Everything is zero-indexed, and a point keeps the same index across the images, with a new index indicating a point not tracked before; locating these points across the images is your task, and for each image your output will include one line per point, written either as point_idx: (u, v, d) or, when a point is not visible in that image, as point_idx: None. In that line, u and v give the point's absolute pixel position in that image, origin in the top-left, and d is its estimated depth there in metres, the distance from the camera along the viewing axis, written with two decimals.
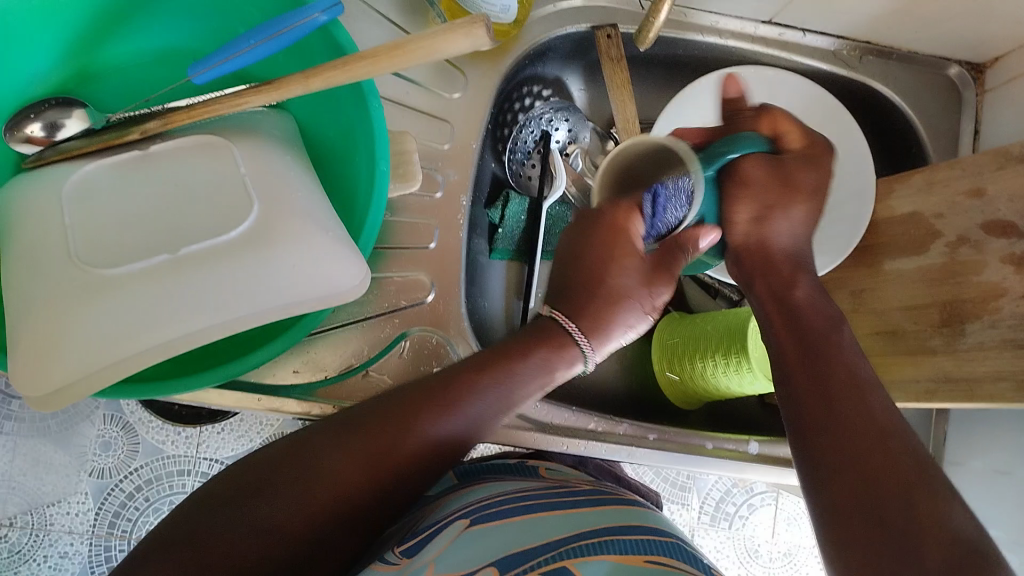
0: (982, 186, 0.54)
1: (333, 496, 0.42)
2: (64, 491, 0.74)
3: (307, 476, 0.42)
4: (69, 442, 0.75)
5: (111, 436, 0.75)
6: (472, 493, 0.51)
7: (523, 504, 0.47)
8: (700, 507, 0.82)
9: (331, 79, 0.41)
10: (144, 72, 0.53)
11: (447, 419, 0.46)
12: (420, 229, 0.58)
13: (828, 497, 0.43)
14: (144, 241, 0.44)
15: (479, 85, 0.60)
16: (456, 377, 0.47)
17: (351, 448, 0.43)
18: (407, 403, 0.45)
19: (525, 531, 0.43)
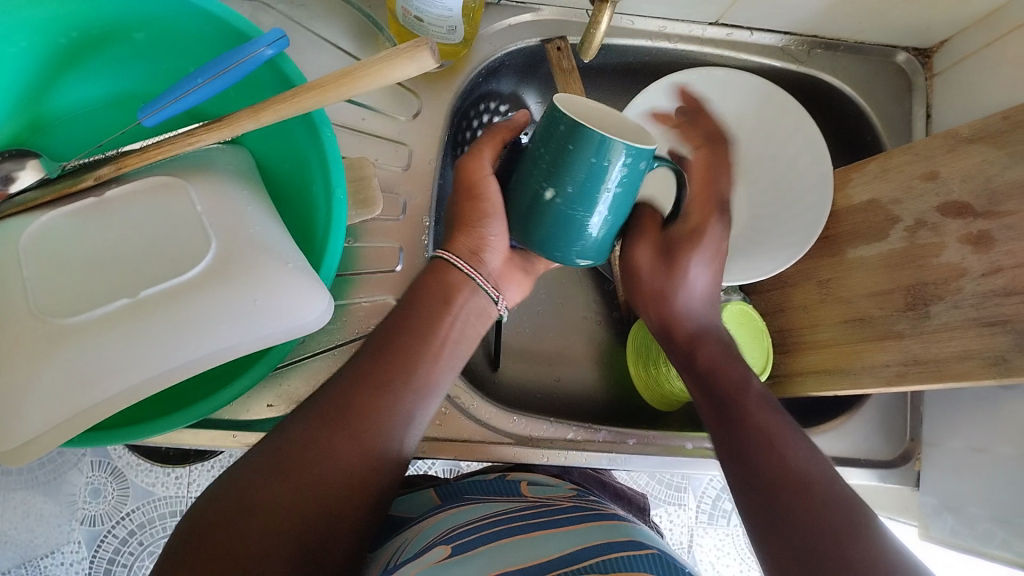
0: (935, 168, 0.54)
1: (294, 511, 0.40)
2: (56, 541, 0.74)
3: (257, 512, 0.39)
4: (59, 491, 0.74)
5: (99, 483, 0.75)
6: (456, 516, 0.50)
7: (515, 524, 0.47)
8: (698, 506, 0.83)
9: (280, 112, 0.42)
10: (97, 117, 0.53)
11: (353, 438, 0.43)
12: (385, 253, 0.58)
13: (765, 525, 0.42)
14: (102, 287, 0.44)
15: (433, 106, 0.60)
16: (371, 380, 0.45)
17: (288, 474, 0.40)
18: (320, 420, 0.43)
19: (510, 552, 0.42)
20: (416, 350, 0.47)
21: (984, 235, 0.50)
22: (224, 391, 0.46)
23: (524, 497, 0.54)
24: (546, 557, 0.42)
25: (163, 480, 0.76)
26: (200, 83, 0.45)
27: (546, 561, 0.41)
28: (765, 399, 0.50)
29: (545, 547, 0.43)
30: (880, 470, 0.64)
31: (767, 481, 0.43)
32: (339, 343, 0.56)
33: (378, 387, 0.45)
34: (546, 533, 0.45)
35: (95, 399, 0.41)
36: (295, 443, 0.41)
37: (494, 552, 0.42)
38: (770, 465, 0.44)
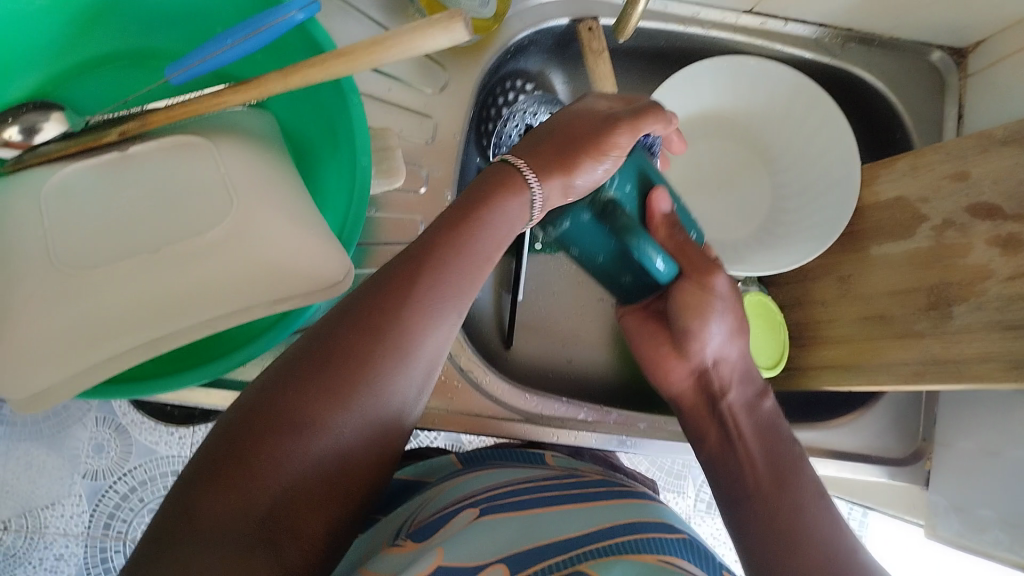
0: (966, 169, 0.54)
1: (322, 443, 0.37)
2: (58, 493, 0.74)
3: (287, 437, 0.36)
4: (62, 445, 0.74)
5: (103, 438, 0.74)
6: (476, 482, 0.50)
7: (545, 496, 0.46)
8: (698, 494, 0.82)
9: (309, 78, 0.41)
10: (123, 74, 0.53)
11: (384, 355, 0.39)
12: (404, 224, 0.58)
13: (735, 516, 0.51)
14: (123, 243, 0.44)
15: (460, 80, 0.60)
16: (399, 297, 0.40)
17: (312, 386, 0.37)
18: (344, 339, 0.39)
19: (534, 526, 0.42)
20: (446, 267, 0.42)
21: (1012, 238, 0.50)
22: (240, 351, 0.46)
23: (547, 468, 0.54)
24: (570, 533, 0.41)
25: (166, 440, 0.75)
26: (229, 44, 0.45)
27: (571, 537, 0.41)
28: (772, 422, 0.55)
29: (574, 523, 0.42)
30: (888, 468, 0.64)
31: (735, 488, 0.52)
32: None
33: (412, 297, 0.40)
34: (573, 509, 0.45)
35: (110, 352, 0.42)
36: (305, 368, 0.38)
37: (523, 526, 0.42)
38: (749, 481, 0.51)
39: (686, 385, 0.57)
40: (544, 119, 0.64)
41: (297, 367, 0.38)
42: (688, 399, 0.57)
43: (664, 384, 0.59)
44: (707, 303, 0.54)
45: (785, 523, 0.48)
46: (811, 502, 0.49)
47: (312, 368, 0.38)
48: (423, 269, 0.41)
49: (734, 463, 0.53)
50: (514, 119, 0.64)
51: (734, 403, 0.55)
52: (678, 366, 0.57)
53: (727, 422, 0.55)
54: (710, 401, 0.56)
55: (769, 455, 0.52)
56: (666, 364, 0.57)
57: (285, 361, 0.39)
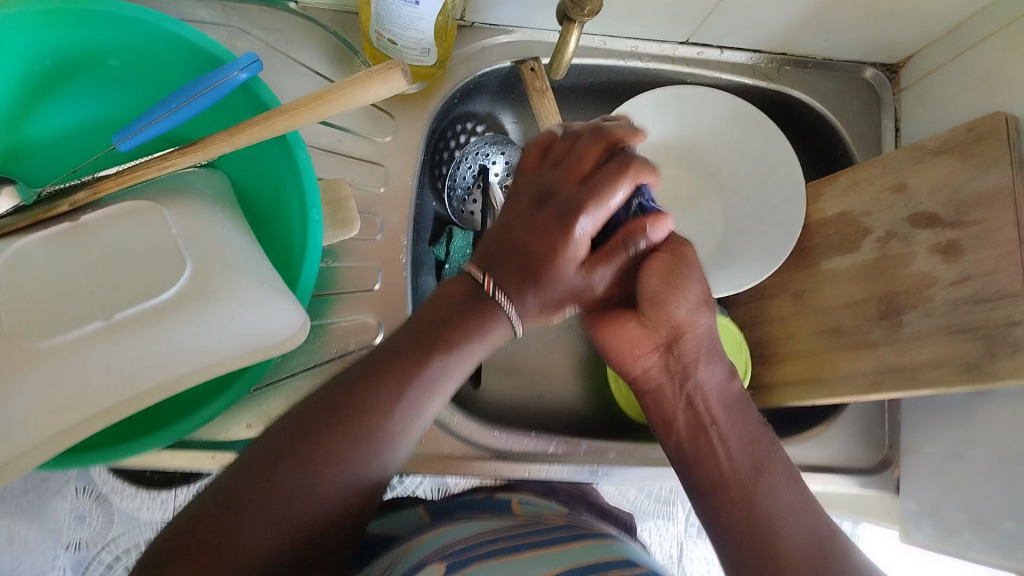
0: (903, 180, 0.56)
1: (294, 509, 0.40)
2: (42, 567, 0.73)
3: (276, 499, 0.40)
4: (43, 517, 0.73)
5: (84, 509, 0.74)
6: (445, 536, 0.50)
7: (514, 546, 0.46)
8: (687, 520, 0.82)
9: (255, 135, 0.43)
10: (73, 144, 0.53)
11: (377, 419, 0.42)
12: (363, 271, 0.58)
13: (720, 533, 0.48)
14: (78, 311, 0.44)
15: (410, 127, 0.61)
16: (399, 362, 0.44)
17: (308, 457, 0.41)
18: (340, 407, 0.42)
19: (502, 572, 0.42)
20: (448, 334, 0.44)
21: (953, 244, 0.51)
22: (201, 412, 0.46)
23: (514, 516, 0.54)
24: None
25: (148, 505, 0.74)
26: (175, 106, 0.46)
27: None
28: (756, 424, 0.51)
29: (537, 568, 0.43)
30: (860, 478, 0.64)
31: (712, 471, 0.50)
32: (319, 361, 0.56)
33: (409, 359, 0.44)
34: (538, 553, 0.45)
35: (70, 421, 0.42)
36: (294, 442, 0.41)
37: (486, 573, 0.42)
38: (720, 471, 0.49)
39: (655, 363, 0.52)
40: (497, 160, 0.67)
41: (294, 435, 0.41)
42: (665, 388, 0.52)
43: (631, 364, 0.53)
44: (679, 265, 0.49)
45: (770, 545, 0.46)
46: (793, 490, 0.48)
47: (299, 442, 0.41)
48: (396, 369, 0.43)
49: (708, 449, 0.50)
50: (467, 161, 0.67)
51: (703, 384, 0.51)
52: (645, 342, 0.52)
53: (694, 400, 0.51)
54: (677, 372, 0.52)
55: (750, 450, 0.50)
56: (632, 342, 0.52)
57: (275, 432, 0.42)
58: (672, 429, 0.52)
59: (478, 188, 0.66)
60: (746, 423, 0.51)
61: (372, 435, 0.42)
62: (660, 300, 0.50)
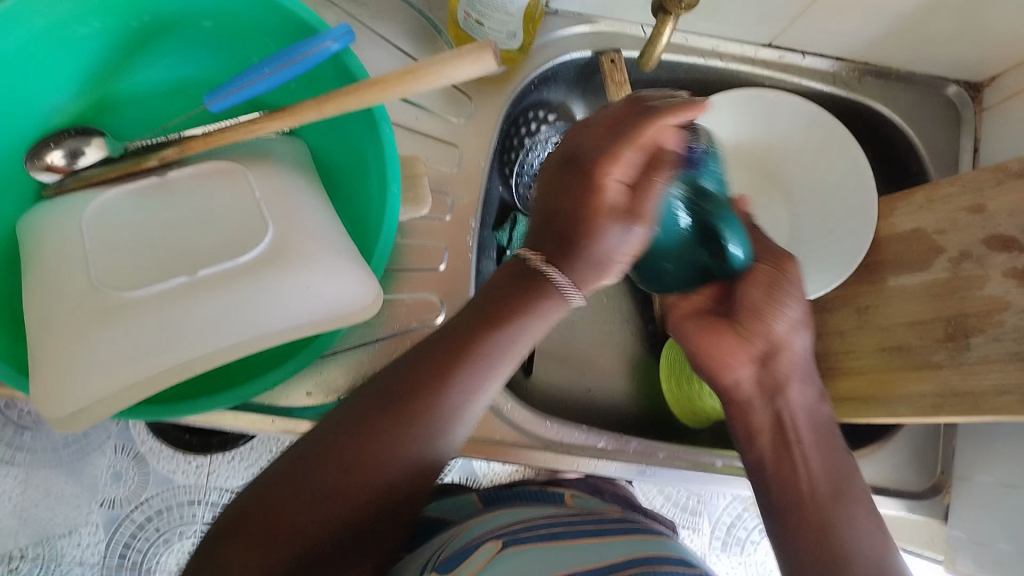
0: (982, 202, 0.55)
1: (336, 507, 0.41)
2: (75, 522, 0.75)
3: (327, 487, 0.41)
4: (81, 472, 0.75)
5: (121, 467, 0.76)
6: (498, 517, 0.51)
7: (567, 530, 0.47)
8: (712, 531, 0.82)
9: (343, 105, 0.43)
10: (161, 102, 0.55)
11: (426, 410, 0.43)
12: (429, 251, 0.59)
13: (792, 553, 0.48)
14: (161, 266, 0.45)
15: (486, 110, 0.61)
16: (442, 354, 0.43)
17: (358, 446, 0.41)
18: (385, 400, 0.42)
19: (555, 556, 0.43)
20: (501, 322, 0.44)
21: None
22: (270, 375, 0.47)
23: (563, 506, 0.54)
24: (591, 566, 0.42)
25: (183, 468, 0.77)
26: (267, 73, 0.47)
27: (591, 571, 0.42)
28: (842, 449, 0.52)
29: (590, 557, 0.43)
30: (907, 501, 0.64)
31: (797, 496, 0.50)
32: (381, 337, 0.57)
33: (457, 352, 0.43)
34: (592, 541, 0.46)
35: (145, 372, 0.43)
36: (336, 441, 0.41)
37: (540, 556, 0.43)
38: (801, 492, 0.50)
39: (748, 377, 0.53)
40: None
41: (346, 422, 0.42)
42: (754, 404, 0.53)
43: (722, 371, 0.53)
44: (780, 281, 0.50)
45: (843, 564, 0.46)
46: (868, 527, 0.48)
47: (341, 442, 0.41)
48: (442, 355, 0.43)
49: (790, 470, 0.51)
50: (537, 149, 0.67)
51: (794, 401, 0.52)
52: (740, 353, 0.52)
53: (784, 422, 0.52)
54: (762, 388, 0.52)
55: (834, 489, 0.49)
56: (726, 350, 0.52)
57: (325, 427, 0.42)
58: (754, 441, 0.53)
59: None
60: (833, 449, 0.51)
61: (421, 422, 0.42)
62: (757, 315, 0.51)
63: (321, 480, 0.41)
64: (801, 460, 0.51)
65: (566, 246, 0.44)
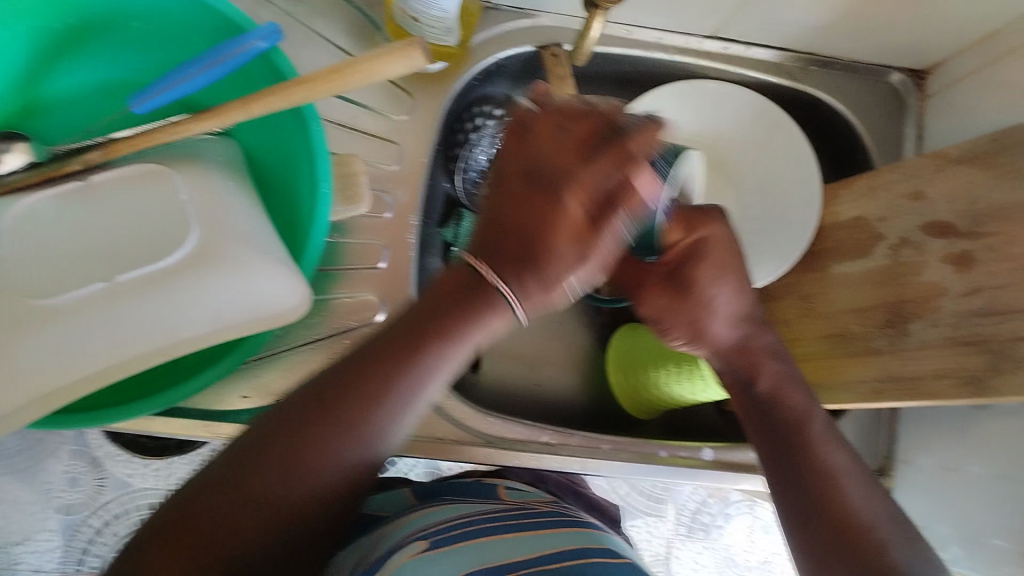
0: (920, 189, 0.55)
1: (253, 531, 0.37)
2: (25, 529, 0.67)
3: (246, 498, 0.37)
4: (27, 477, 0.67)
5: (77, 470, 0.67)
6: (430, 514, 0.50)
7: (496, 526, 0.47)
8: (677, 517, 0.81)
9: (269, 105, 0.42)
10: (89, 104, 0.53)
11: (353, 430, 0.39)
12: (369, 249, 0.58)
13: (811, 548, 0.44)
14: (81, 270, 0.44)
15: (427, 106, 0.61)
16: (381, 365, 0.40)
17: (285, 466, 0.38)
18: (318, 413, 0.39)
19: (479, 554, 0.42)
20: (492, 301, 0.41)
21: (966, 255, 0.51)
22: (200, 377, 0.46)
23: (501, 501, 0.54)
24: (518, 559, 0.41)
25: (140, 472, 0.69)
26: (192, 73, 0.46)
27: (520, 562, 0.41)
28: (829, 428, 0.49)
29: (517, 550, 0.43)
30: None
31: (795, 479, 0.47)
32: (321, 336, 0.56)
33: (393, 363, 0.40)
34: (520, 536, 0.45)
35: (68, 379, 0.42)
36: (252, 462, 0.38)
37: (468, 555, 0.41)
38: (808, 487, 0.46)
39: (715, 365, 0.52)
40: None
41: (261, 447, 0.38)
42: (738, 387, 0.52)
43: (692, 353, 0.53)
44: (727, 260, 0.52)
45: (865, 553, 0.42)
46: (860, 496, 0.45)
47: (299, 439, 0.38)
48: (377, 368, 0.40)
49: (791, 469, 0.47)
50: None
51: (756, 382, 0.51)
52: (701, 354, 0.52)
53: (764, 410, 0.50)
54: (746, 387, 0.51)
55: (818, 470, 0.46)
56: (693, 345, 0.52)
57: (241, 442, 0.38)
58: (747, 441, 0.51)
59: None
60: (815, 433, 0.48)
61: (352, 439, 0.39)
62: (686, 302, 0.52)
63: (268, 479, 0.38)
64: (791, 454, 0.48)
65: (501, 248, 0.41)
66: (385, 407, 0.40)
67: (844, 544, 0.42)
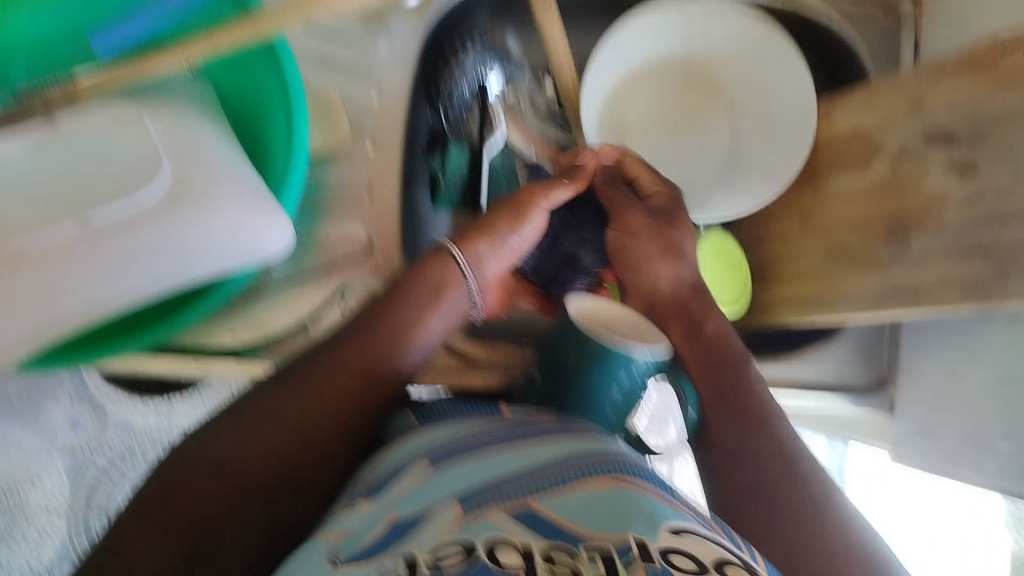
0: (921, 94, 0.52)
1: (255, 476, 0.41)
2: (37, 469, 0.71)
3: (230, 458, 0.41)
4: (30, 422, 0.69)
5: (78, 414, 0.70)
6: (437, 424, 0.43)
7: (506, 453, 0.37)
8: None
9: (241, 36, 0.41)
10: (41, 38, 0.49)
11: (348, 372, 0.44)
12: (355, 182, 0.56)
13: (721, 483, 0.44)
14: (52, 210, 0.42)
15: (405, 30, 0.58)
16: (369, 325, 0.45)
17: (268, 421, 0.42)
18: (313, 373, 0.44)
19: (481, 470, 0.36)
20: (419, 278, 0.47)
21: (968, 163, 0.49)
22: (186, 317, 0.45)
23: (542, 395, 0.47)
24: (533, 498, 0.32)
25: (142, 413, 0.71)
26: None
27: (533, 509, 0.31)
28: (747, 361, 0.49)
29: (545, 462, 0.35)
30: (855, 397, 0.64)
31: (720, 455, 0.45)
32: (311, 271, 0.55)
33: (367, 329, 0.45)
34: (539, 474, 0.34)
35: (50, 327, 0.40)
36: (249, 417, 0.43)
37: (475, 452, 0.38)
38: (750, 408, 0.46)
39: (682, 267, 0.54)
40: (491, 74, 0.65)
41: (255, 403, 0.43)
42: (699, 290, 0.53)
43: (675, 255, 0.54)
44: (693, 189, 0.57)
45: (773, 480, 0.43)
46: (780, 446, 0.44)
47: (314, 373, 0.44)
48: (364, 323, 0.45)
49: (729, 386, 0.47)
50: (465, 77, 0.63)
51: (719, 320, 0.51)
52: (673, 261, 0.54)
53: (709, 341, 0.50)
54: (694, 327, 0.51)
55: (777, 445, 0.44)
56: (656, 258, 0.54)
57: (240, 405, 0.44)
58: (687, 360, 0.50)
59: (476, 104, 0.63)
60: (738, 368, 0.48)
61: (351, 380, 0.44)
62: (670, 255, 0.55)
63: (274, 410, 0.43)
64: (709, 367, 0.48)
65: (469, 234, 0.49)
66: (379, 355, 0.45)
67: (770, 472, 0.43)
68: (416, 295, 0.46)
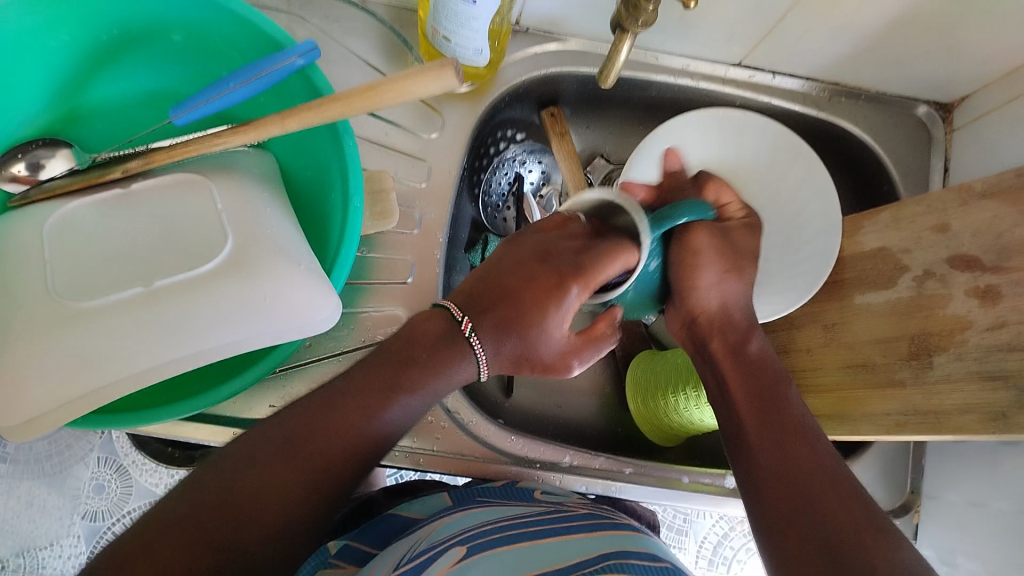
0: (946, 221, 0.55)
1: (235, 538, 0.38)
2: (55, 533, 0.73)
3: (226, 508, 0.39)
4: (63, 484, 0.73)
5: (104, 479, 0.73)
6: (464, 519, 0.49)
7: (529, 530, 0.46)
8: (698, 551, 0.79)
9: (307, 121, 0.43)
10: (130, 114, 0.55)
11: (389, 406, 0.45)
12: (397, 264, 0.59)
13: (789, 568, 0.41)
14: (121, 275, 0.45)
15: (458, 124, 0.62)
16: (376, 379, 0.45)
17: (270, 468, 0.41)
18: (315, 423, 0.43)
19: (520, 561, 0.42)
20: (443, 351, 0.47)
21: (991, 289, 0.51)
22: (224, 386, 0.47)
23: (534, 503, 0.52)
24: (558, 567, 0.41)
25: (165, 482, 0.74)
26: (230, 87, 0.47)
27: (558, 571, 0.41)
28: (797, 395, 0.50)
29: (556, 558, 0.43)
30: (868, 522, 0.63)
31: (755, 428, 0.47)
32: (349, 348, 0.57)
33: (380, 390, 0.45)
34: (559, 541, 0.45)
35: (102, 380, 0.43)
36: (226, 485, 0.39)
37: (512, 556, 0.42)
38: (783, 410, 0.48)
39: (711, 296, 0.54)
40: (533, 169, 0.70)
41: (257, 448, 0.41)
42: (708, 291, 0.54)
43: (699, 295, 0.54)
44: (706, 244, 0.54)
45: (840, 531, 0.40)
46: (827, 464, 0.45)
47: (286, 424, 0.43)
48: (376, 379, 0.45)
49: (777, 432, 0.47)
50: (504, 168, 0.69)
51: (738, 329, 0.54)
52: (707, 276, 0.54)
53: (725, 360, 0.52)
54: (737, 347, 0.52)
55: (793, 422, 0.47)
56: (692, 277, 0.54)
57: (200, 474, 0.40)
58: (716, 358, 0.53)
59: (512, 196, 0.70)
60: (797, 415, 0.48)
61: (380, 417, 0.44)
62: (690, 263, 0.53)
63: (263, 489, 0.40)
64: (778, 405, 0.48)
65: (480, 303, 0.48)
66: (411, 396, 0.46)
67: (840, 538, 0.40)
68: (463, 357, 0.47)
